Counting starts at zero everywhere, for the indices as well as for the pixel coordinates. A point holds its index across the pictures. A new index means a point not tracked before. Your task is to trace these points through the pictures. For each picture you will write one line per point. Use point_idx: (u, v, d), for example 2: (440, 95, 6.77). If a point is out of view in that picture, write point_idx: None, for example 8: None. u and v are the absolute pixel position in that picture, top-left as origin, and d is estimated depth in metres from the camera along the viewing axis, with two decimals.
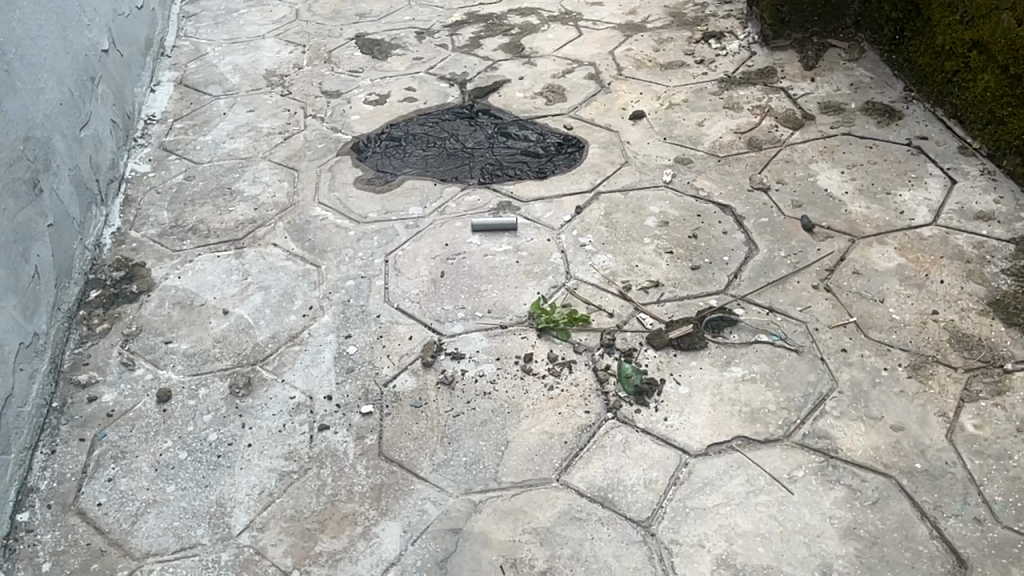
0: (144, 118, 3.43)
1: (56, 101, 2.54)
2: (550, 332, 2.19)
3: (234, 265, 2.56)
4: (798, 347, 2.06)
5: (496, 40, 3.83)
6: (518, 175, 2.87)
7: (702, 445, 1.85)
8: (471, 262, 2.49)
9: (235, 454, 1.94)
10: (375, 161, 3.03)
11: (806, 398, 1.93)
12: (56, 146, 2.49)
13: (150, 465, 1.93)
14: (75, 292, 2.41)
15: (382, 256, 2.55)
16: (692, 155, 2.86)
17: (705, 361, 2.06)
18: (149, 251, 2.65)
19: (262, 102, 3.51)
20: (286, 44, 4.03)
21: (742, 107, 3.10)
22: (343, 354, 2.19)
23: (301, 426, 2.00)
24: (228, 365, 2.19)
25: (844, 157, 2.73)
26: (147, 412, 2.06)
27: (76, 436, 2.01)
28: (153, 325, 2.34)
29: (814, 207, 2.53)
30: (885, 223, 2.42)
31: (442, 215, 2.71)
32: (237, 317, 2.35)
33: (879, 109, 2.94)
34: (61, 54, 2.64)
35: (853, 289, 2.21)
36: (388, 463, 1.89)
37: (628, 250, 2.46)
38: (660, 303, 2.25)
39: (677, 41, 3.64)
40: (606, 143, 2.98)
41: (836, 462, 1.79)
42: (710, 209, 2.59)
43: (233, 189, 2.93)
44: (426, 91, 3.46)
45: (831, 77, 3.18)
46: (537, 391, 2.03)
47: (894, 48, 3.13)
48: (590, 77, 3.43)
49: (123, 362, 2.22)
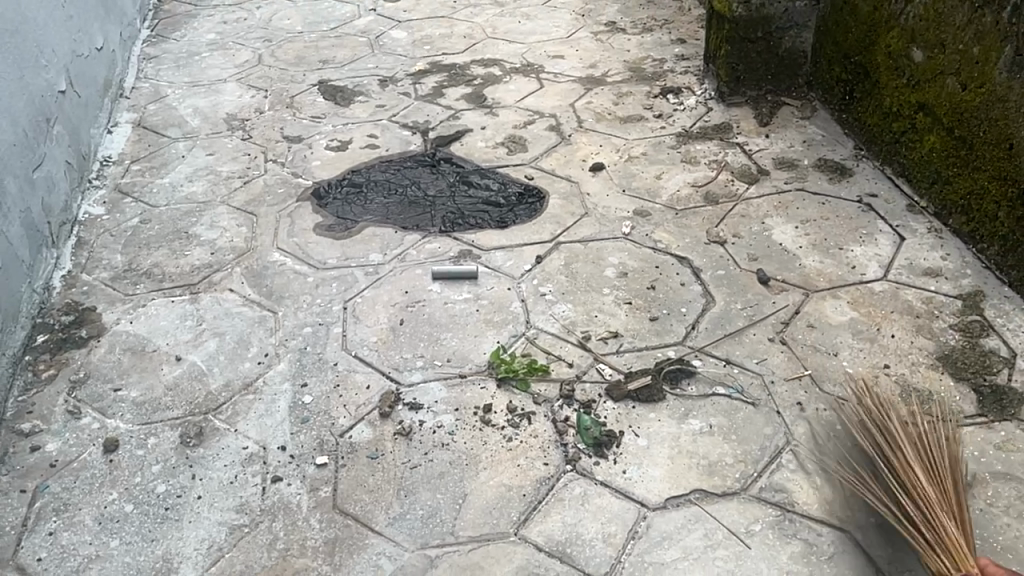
0: (99, 160, 3.38)
1: (9, 142, 2.49)
2: (510, 382, 2.18)
3: (189, 310, 2.51)
4: (754, 400, 2.08)
5: (458, 89, 3.88)
6: (479, 224, 2.89)
7: (661, 498, 1.85)
8: (431, 311, 2.48)
9: (184, 507, 1.88)
10: (336, 207, 3.02)
11: (762, 451, 1.95)
12: (7, 188, 2.43)
13: (95, 519, 1.86)
14: (21, 337, 2.34)
15: (341, 303, 2.53)
16: (650, 207, 2.90)
17: (663, 413, 2.07)
18: (101, 295, 2.59)
19: (222, 146, 3.49)
20: (248, 88, 4.03)
21: (699, 161, 3.16)
22: (298, 403, 2.16)
23: (254, 478, 1.95)
24: (180, 414, 2.14)
25: (798, 212, 2.80)
26: (94, 463, 2.00)
27: (17, 487, 1.94)
28: (102, 372, 2.28)
29: (769, 260, 2.58)
30: (837, 278, 2.48)
31: (402, 262, 2.70)
32: (190, 364, 2.30)
33: (831, 167, 3.03)
34: (16, 94, 2.60)
35: (807, 342, 2.25)
36: (342, 516, 1.85)
37: (588, 300, 2.48)
38: (619, 354, 2.26)
39: (636, 95, 3.72)
40: (567, 193, 3.02)
41: (792, 516, 1.80)
42: (668, 261, 2.62)
43: (190, 232, 2.90)
44: (388, 138, 3.48)
45: (784, 134, 3.27)
46: (496, 442, 2.02)
47: (844, 108, 3.24)
48: (550, 128, 3.48)
49: (69, 410, 2.15)
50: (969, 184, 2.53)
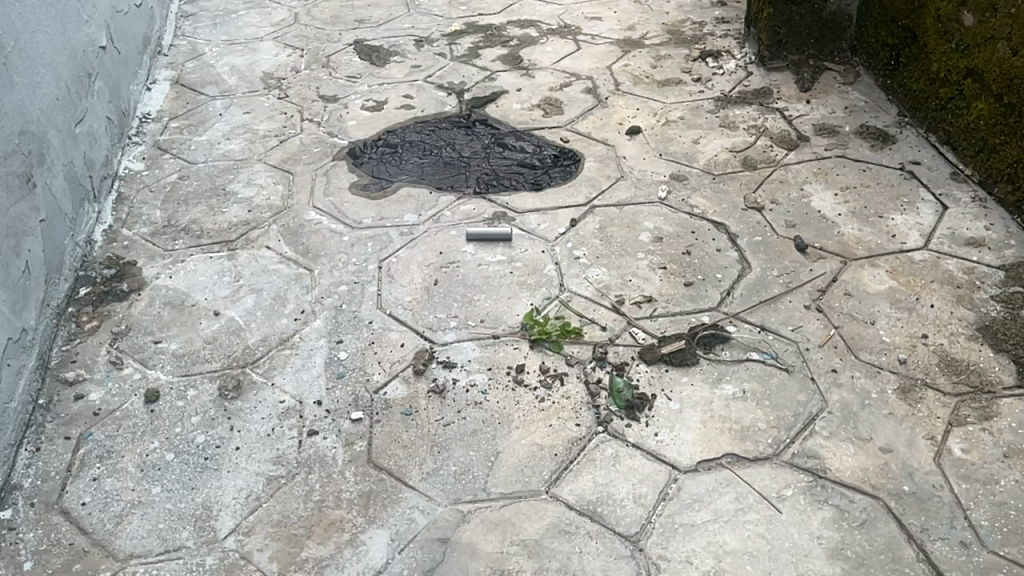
0: (139, 116, 3.42)
1: (52, 96, 2.52)
2: (543, 344, 2.19)
3: (226, 266, 2.55)
4: (788, 366, 2.07)
5: (494, 51, 3.85)
6: (513, 186, 2.88)
7: (692, 462, 1.86)
8: (464, 272, 2.49)
9: (223, 457, 1.93)
10: (371, 167, 3.03)
11: (795, 417, 1.94)
12: (51, 142, 2.46)
13: (137, 466, 1.91)
14: (65, 288, 2.39)
15: (375, 262, 2.55)
16: (687, 171, 2.87)
17: (696, 377, 2.07)
18: (141, 250, 2.63)
19: (258, 104, 3.50)
20: (284, 47, 4.03)
21: (738, 126, 3.12)
22: (334, 359, 2.19)
23: (290, 431, 1.99)
24: (218, 368, 2.18)
25: (838, 179, 2.76)
26: (135, 412, 2.05)
27: (62, 434, 1.99)
28: (143, 325, 2.32)
29: (807, 227, 2.55)
30: (876, 246, 2.44)
31: (436, 223, 2.71)
32: (228, 319, 2.34)
33: (873, 133, 2.97)
34: (59, 49, 2.62)
35: (844, 310, 2.23)
36: (377, 470, 1.88)
37: (622, 264, 2.47)
38: (653, 318, 2.26)
39: (675, 58, 3.66)
40: (602, 157, 2.99)
41: (824, 482, 1.79)
42: (704, 226, 2.60)
43: (228, 190, 2.92)
44: (423, 99, 3.47)
45: (826, 99, 3.21)
46: (528, 402, 2.03)
47: (889, 73, 3.16)
48: (587, 91, 3.44)
49: (112, 361, 2.20)
50: (1016, 153, 2.47)
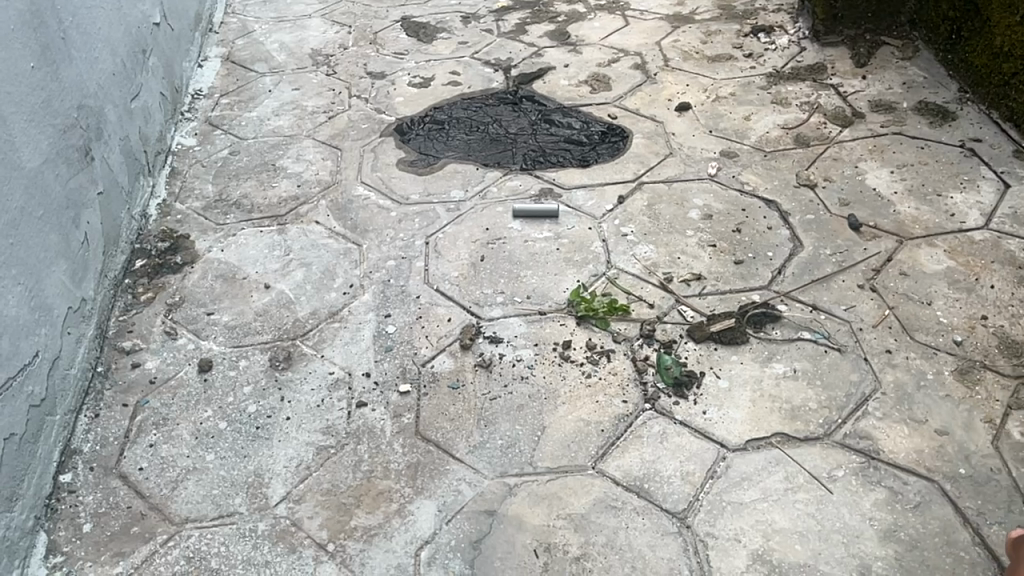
0: (191, 93, 3.47)
1: (109, 71, 2.56)
2: (590, 321, 2.18)
3: (277, 241, 2.58)
4: (841, 346, 2.04)
5: (542, 27, 3.82)
6: (560, 163, 2.86)
7: (741, 440, 1.84)
8: (511, 248, 2.49)
9: (274, 427, 1.96)
10: (418, 144, 3.04)
11: (848, 398, 1.91)
12: (107, 116, 2.51)
13: (191, 434, 1.95)
14: (121, 260, 2.44)
15: (422, 238, 2.56)
16: (738, 148, 2.83)
17: (746, 356, 2.04)
18: (194, 224, 2.68)
19: (307, 80, 3.53)
20: (332, 24, 4.05)
21: (791, 102, 3.05)
22: (382, 332, 2.21)
23: (340, 402, 2.01)
24: (269, 339, 2.21)
25: (895, 157, 2.69)
26: (190, 381, 2.09)
27: (120, 401, 2.04)
28: (196, 297, 2.37)
29: (861, 206, 2.50)
30: (934, 225, 2.38)
31: (483, 199, 2.71)
32: (279, 291, 2.37)
33: (932, 110, 2.88)
34: (115, 24, 2.66)
35: (899, 290, 2.18)
36: (424, 442, 1.90)
37: (670, 241, 2.44)
38: (701, 296, 2.23)
39: (726, 33, 3.59)
40: (651, 133, 2.96)
41: (877, 463, 1.76)
42: (755, 204, 2.56)
43: (277, 165, 2.96)
44: (471, 75, 3.46)
45: (883, 75, 3.12)
46: (574, 378, 2.03)
47: (949, 48, 3.07)
48: (636, 67, 3.40)
49: (166, 331, 2.25)
50: None
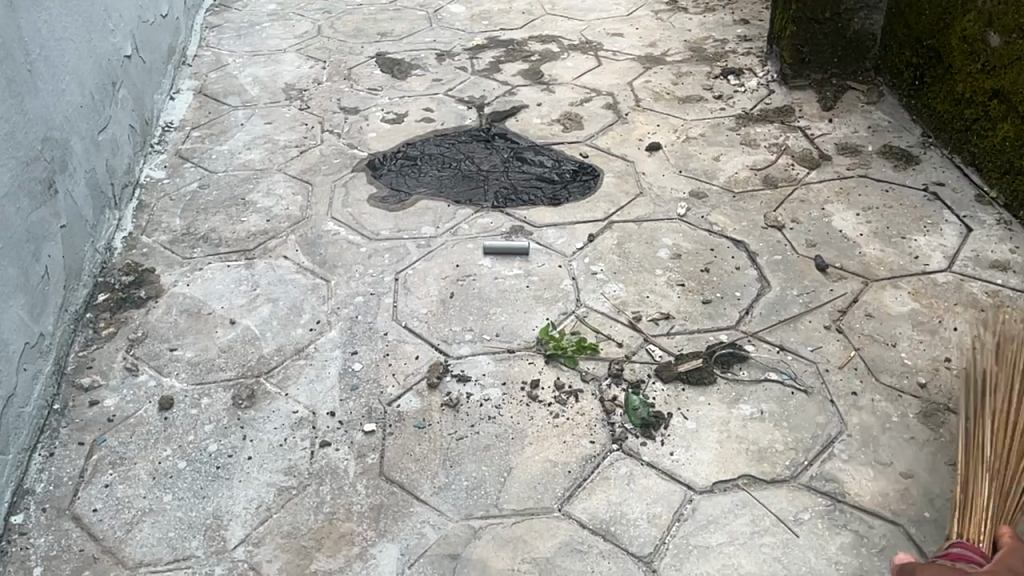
0: (162, 125, 3.45)
1: (76, 103, 2.54)
2: (558, 359, 2.17)
3: (244, 276, 2.55)
4: (807, 387, 2.04)
5: (515, 65, 3.86)
6: (531, 200, 2.87)
7: (708, 482, 1.83)
8: (481, 285, 2.48)
9: (235, 467, 1.92)
10: (390, 180, 3.03)
11: (814, 439, 1.91)
12: (74, 148, 2.48)
13: (149, 474, 1.90)
14: (83, 294, 2.40)
15: (392, 274, 2.54)
16: (707, 189, 2.85)
17: (713, 396, 2.04)
18: (160, 258, 2.65)
19: (280, 115, 3.52)
20: (307, 59, 4.06)
21: (759, 144, 3.10)
22: (348, 370, 2.18)
23: (303, 441, 1.98)
24: (233, 376, 2.17)
25: (860, 199, 2.72)
26: (149, 419, 2.05)
27: (76, 439, 1.99)
28: (159, 332, 2.33)
29: (827, 247, 2.52)
30: (899, 267, 2.41)
31: (454, 236, 2.71)
32: (244, 327, 2.34)
33: (897, 154, 2.94)
34: (84, 57, 2.64)
35: (865, 332, 2.19)
36: (388, 483, 1.87)
37: (639, 280, 2.45)
38: (670, 336, 2.23)
39: (696, 75, 3.65)
40: (622, 172, 2.98)
41: (843, 506, 1.76)
42: (723, 244, 2.58)
43: (247, 199, 2.94)
44: (444, 112, 3.47)
45: (849, 118, 3.18)
46: (542, 418, 2.01)
47: (913, 93, 3.13)
48: (607, 106, 3.44)
49: (127, 367, 2.20)
50: None
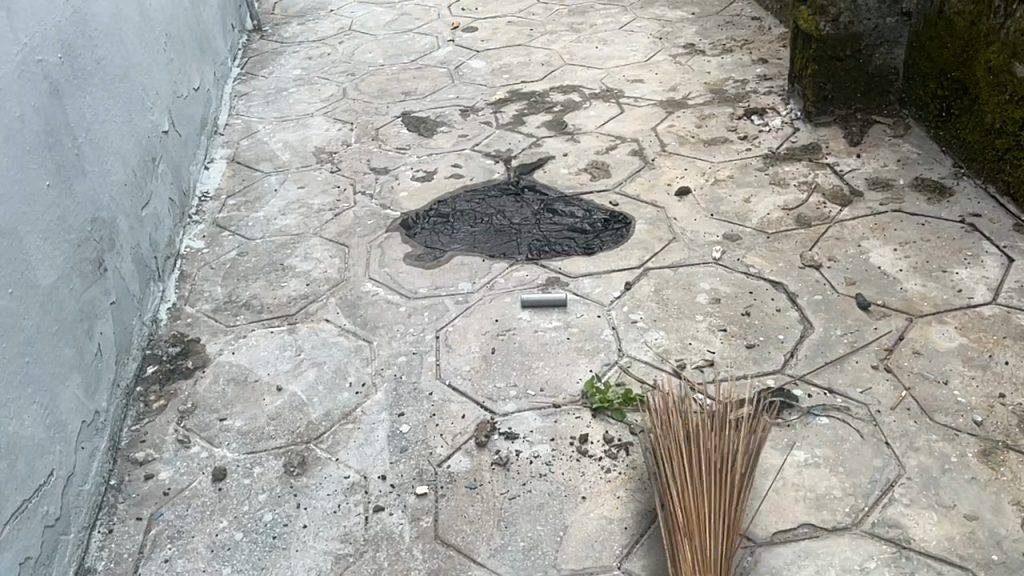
0: (198, 195, 3.53)
1: (121, 182, 2.62)
2: (605, 413, 2.17)
3: (287, 341, 2.58)
4: (860, 431, 2.02)
5: (539, 117, 3.91)
6: (566, 251, 2.89)
7: (768, 533, 1.81)
8: (522, 339, 2.49)
9: (292, 536, 1.93)
10: (424, 237, 3.07)
11: (873, 483, 1.89)
12: (120, 226, 2.55)
13: (207, 547, 1.91)
14: (133, 368, 2.44)
15: (433, 332, 2.56)
16: (740, 231, 2.86)
17: (766, 443, 2.03)
18: (205, 327, 2.69)
19: (312, 178, 3.60)
20: (334, 122, 4.15)
21: (789, 182, 3.11)
22: (396, 432, 2.19)
23: (357, 507, 1.98)
24: (283, 444, 2.19)
25: (896, 234, 2.72)
26: (204, 491, 2.06)
27: (133, 515, 2.01)
28: (208, 403, 2.36)
29: (868, 284, 2.51)
30: (942, 302, 2.39)
31: (491, 290, 2.73)
32: (291, 393, 2.36)
33: (929, 186, 2.93)
34: (126, 137, 2.73)
35: (914, 370, 2.17)
36: (445, 547, 1.86)
37: (680, 327, 2.45)
38: (717, 383, 2.23)
39: (719, 117, 3.68)
40: (653, 219, 3.00)
41: (909, 553, 1.73)
42: (762, 286, 2.58)
43: (286, 264, 2.98)
44: (472, 167, 3.53)
45: (877, 153, 3.19)
46: (594, 473, 2.01)
47: (940, 125, 3.14)
48: (634, 153, 3.47)
49: (179, 439, 2.23)
50: None
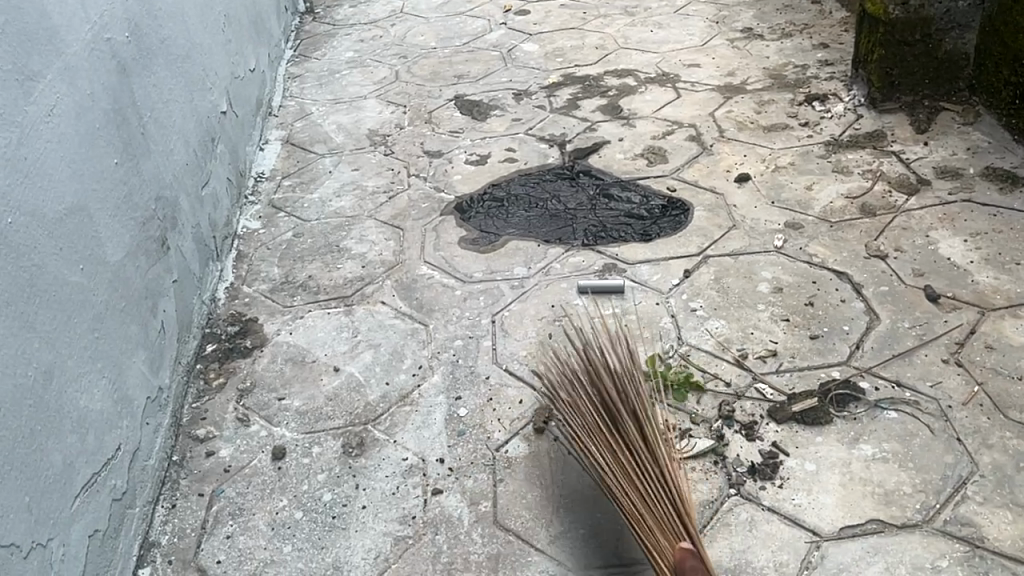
0: (254, 176, 3.56)
1: (183, 161, 2.64)
2: (665, 393, 2.14)
3: (344, 322, 2.59)
4: (930, 426, 1.96)
5: (593, 101, 3.87)
6: (622, 237, 2.86)
7: (835, 528, 1.77)
8: (579, 325, 2.47)
9: (350, 516, 1.94)
10: (478, 222, 3.06)
11: (944, 481, 1.83)
12: (182, 205, 2.57)
13: (268, 524, 1.93)
14: (194, 346, 2.47)
15: (488, 316, 2.55)
16: (802, 219, 2.80)
17: (831, 437, 1.98)
18: (262, 307, 2.71)
19: (366, 161, 3.60)
20: (387, 104, 4.15)
21: (852, 170, 3.03)
22: (454, 416, 2.19)
23: (415, 489, 1.99)
24: (341, 424, 2.20)
25: (966, 225, 2.63)
26: (264, 469, 2.08)
27: (196, 490, 2.04)
28: (267, 382, 2.38)
29: (937, 276, 2.44)
30: (1016, 295, 2.31)
31: (547, 276, 2.71)
32: (348, 375, 2.37)
33: (1001, 176, 2.83)
34: (188, 116, 2.76)
35: (987, 365, 2.11)
36: (504, 531, 1.86)
37: (742, 316, 2.40)
38: (779, 374, 2.18)
39: (779, 103, 3.60)
40: (712, 206, 2.95)
41: (983, 552, 1.68)
42: (826, 276, 2.52)
43: (341, 246, 2.99)
44: (526, 151, 3.50)
45: (945, 141, 3.09)
46: None
47: (1013, 113, 3.03)
48: (691, 138, 3.41)
49: (239, 418, 2.25)
50: None
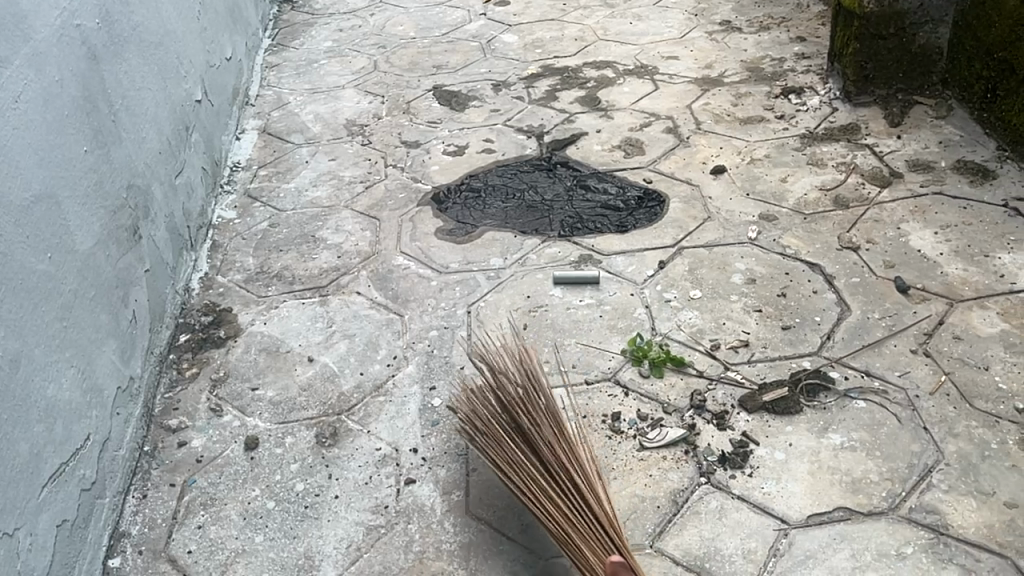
0: (229, 165, 3.53)
1: (155, 149, 2.62)
2: (645, 368, 2.22)
3: (319, 313, 2.59)
4: (898, 415, 1.99)
5: (572, 92, 3.87)
6: (598, 228, 2.87)
7: (802, 515, 1.79)
8: (554, 315, 2.47)
9: (323, 506, 1.93)
10: (455, 212, 3.05)
11: (910, 469, 1.86)
12: (154, 194, 2.55)
13: (239, 514, 1.93)
14: (166, 336, 2.45)
15: (464, 307, 2.55)
16: (776, 211, 2.82)
17: (801, 426, 2.00)
18: (236, 297, 2.70)
19: (343, 151, 3.58)
20: (365, 94, 4.13)
21: (827, 163, 3.05)
22: (428, 406, 2.19)
23: (388, 479, 1.99)
24: (315, 414, 2.20)
25: (937, 217, 2.66)
26: (236, 459, 2.08)
27: (167, 481, 2.03)
28: (240, 372, 2.37)
29: (907, 267, 2.47)
30: (984, 287, 2.35)
31: (523, 267, 2.71)
32: (323, 365, 2.37)
33: (972, 169, 2.87)
34: (161, 104, 2.73)
35: (954, 355, 2.13)
36: (476, 520, 1.86)
37: (715, 307, 2.42)
38: (751, 364, 2.20)
39: (756, 95, 3.62)
40: (688, 198, 2.96)
41: (947, 539, 1.70)
42: (799, 267, 2.54)
43: (317, 236, 2.98)
44: (504, 142, 3.50)
45: (918, 134, 3.12)
46: (626, 451, 1.99)
47: (985, 107, 3.06)
48: (668, 130, 3.42)
49: (212, 408, 2.24)
50: None
